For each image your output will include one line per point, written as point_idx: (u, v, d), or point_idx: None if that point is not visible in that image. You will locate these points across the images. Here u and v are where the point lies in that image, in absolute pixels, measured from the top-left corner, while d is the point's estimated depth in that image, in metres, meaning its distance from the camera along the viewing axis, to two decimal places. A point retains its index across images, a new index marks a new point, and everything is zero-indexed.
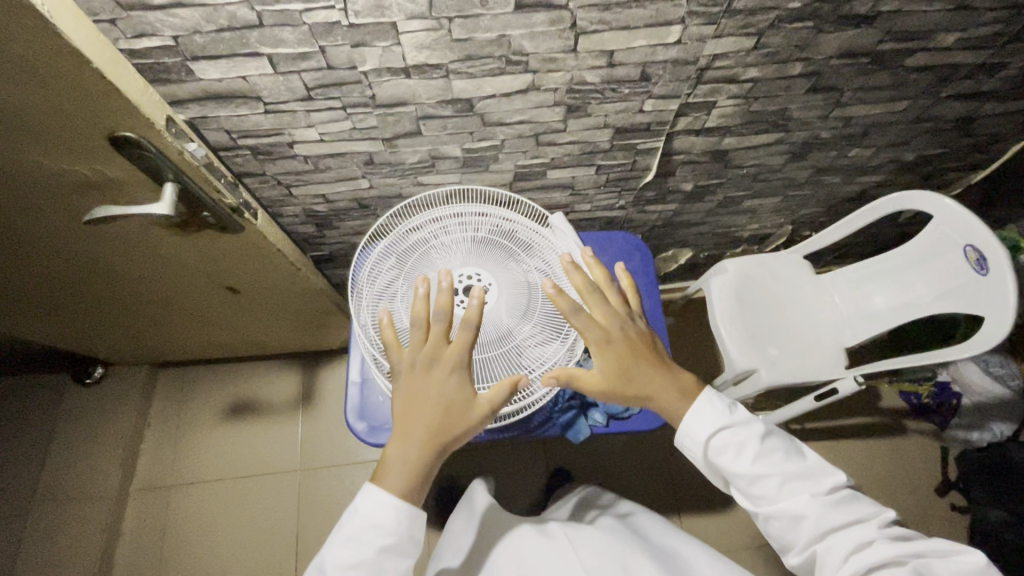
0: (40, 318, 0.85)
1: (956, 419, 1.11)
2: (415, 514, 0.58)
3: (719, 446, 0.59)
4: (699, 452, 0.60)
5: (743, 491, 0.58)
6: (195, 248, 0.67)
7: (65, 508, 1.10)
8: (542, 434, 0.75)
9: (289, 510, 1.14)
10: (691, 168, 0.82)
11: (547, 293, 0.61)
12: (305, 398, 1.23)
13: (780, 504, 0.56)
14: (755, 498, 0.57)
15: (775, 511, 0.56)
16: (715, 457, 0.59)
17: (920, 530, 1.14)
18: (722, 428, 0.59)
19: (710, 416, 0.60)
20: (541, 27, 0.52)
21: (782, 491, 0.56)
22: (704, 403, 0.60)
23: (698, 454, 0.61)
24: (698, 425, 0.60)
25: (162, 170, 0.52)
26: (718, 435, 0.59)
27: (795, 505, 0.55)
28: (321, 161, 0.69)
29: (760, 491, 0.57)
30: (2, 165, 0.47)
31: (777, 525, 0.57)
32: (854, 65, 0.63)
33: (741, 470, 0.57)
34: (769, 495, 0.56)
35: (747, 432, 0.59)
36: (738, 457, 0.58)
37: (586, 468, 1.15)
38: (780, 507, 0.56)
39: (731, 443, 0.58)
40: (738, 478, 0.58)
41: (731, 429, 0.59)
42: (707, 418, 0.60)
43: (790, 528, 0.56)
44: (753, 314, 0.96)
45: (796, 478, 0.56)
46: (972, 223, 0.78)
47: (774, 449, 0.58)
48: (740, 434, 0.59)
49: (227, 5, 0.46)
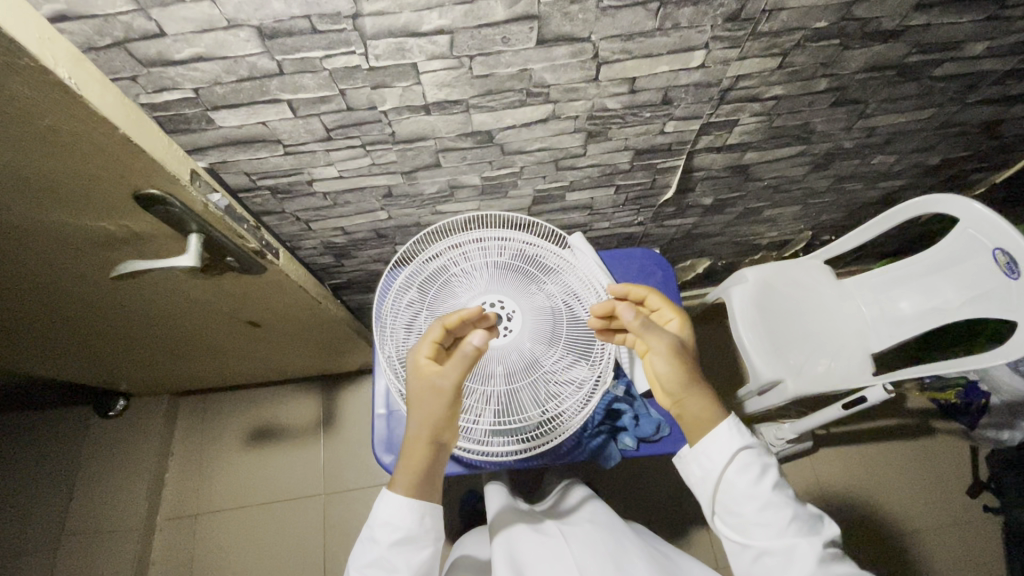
0: (63, 359, 0.84)
1: (986, 419, 1.07)
2: (426, 506, 0.56)
3: (742, 464, 0.56)
4: (717, 465, 0.57)
5: (746, 518, 0.55)
6: (218, 289, 0.67)
7: (92, 542, 1.10)
8: (573, 460, 0.73)
9: (314, 535, 1.13)
10: (711, 183, 0.81)
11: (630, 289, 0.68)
12: (326, 420, 1.23)
13: (786, 538, 0.53)
14: (756, 526, 0.55)
15: (776, 544, 0.53)
16: (732, 474, 0.57)
17: (949, 533, 1.12)
18: (749, 447, 0.57)
19: (741, 431, 0.58)
20: (562, 60, 0.51)
21: (791, 527, 0.54)
22: (734, 421, 0.58)
23: (715, 466, 0.57)
24: (726, 437, 0.57)
25: (187, 222, 0.51)
26: (743, 453, 0.57)
27: (797, 543, 0.53)
28: (340, 197, 0.69)
29: (769, 520, 0.54)
30: (32, 226, 0.47)
31: (772, 563, 0.54)
32: (880, 78, 0.62)
33: (757, 492, 0.55)
34: (774, 527, 0.54)
35: (768, 460, 0.58)
36: (760, 479, 0.55)
37: (610, 480, 1.14)
38: (785, 540, 0.53)
39: (754, 464, 0.56)
40: (749, 502, 0.55)
41: (756, 452, 0.57)
42: (735, 431, 0.57)
43: (785, 566, 0.53)
44: (777, 322, 0.93)
45: (804, 520, 0.55)
46: (999, 225, 0.75)
47: (786, 486, 0.57)
48: (763, 459, 0.57)
49: (247, 56, 0.45)
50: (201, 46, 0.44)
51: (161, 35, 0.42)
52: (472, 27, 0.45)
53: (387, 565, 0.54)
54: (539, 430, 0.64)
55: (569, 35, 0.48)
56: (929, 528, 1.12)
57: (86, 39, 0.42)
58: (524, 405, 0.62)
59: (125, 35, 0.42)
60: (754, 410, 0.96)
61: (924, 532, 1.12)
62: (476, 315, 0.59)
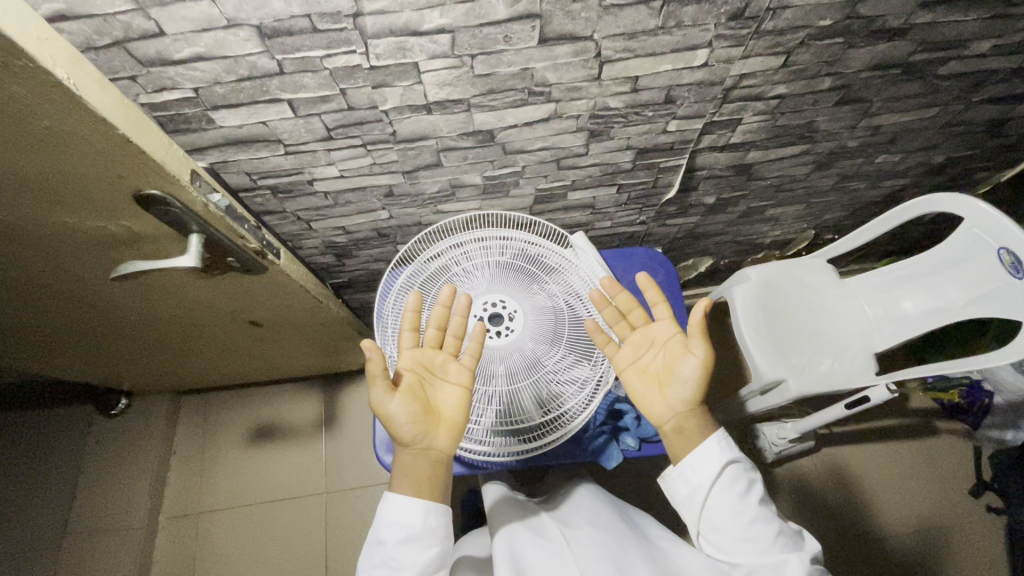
0: (65, 359, 0.84)
1: (989, 418, 1.07)
2: (429, 506, 0.55)
3: (728, 479, 0.56)
4: (704, 481, 0.57)
5: (735, 533, 0.55)
6: (218, 289, 0.66)
7: (94, 541, 1.11)
8: (575, 460, 0.73)
9: (316, 534, 1.14)
10: (714, 183, 0.80)
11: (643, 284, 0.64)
12: (328, 419, 1.23)
13: (773, 554, 0.53)
14: (745, 543, 0.55)
15: (765, 559, 0.53)
16: (719, 489, 0.56)
17: (952, 533, 1.11)
18: (737, 461, 0.58)
19: (728, 445, 0.58)
20: (565, 59, 0.50)
21: (778, 543, 0.54)
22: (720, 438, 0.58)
23: (703, 481, 0.57)
24: (713, 453, 0.57)
25: (187, 223, 0.51)
26: (731, 468, 0.57)
27: (784, 559, 0.53)
28: (341, 197, 0.69)
29: (758, 535, 0.54)
30: (33, 227, 0.47)
31: None
32: (884, 77, 0.62)
33: (745, 507, 0.55)
34: (762, 542, 0.54)
35: (754, 475, 0.58)
36: (748, 493, 0.56)
37: (611, 479, 1.14)
38: (773, 556, 0.53)
39: (742, 479, 0.57)
40: (737, 517, 0.55)
41: (743, 466, 0.58)
42: (723, 446, 0.57)
43: None
44: (780, 321, 0.93)
45: (788, 535, 0.55)
46: (1005, 225, 0.75)
47: (768, 502, 0.58)
48: (750, 473, 0.58)
49: (247, 56, 0.45)
50: (201, 46, 0.44)
51: (161, 34, 0.42)
52: (473, 26, 0.45)
53: (392, 564, 0.53)
54: (541, 430, 0.63)
55: (571, 33, 0.47)
56: (931, 529, 1.12)
57: (86, 39, 0.41)
58: (525, 405, 0.62)
59: (124, 34, 0.42)
60: (755, 409, 0.96)
61: (926, 531, 1.12)
62: (415, 302, 0.60)
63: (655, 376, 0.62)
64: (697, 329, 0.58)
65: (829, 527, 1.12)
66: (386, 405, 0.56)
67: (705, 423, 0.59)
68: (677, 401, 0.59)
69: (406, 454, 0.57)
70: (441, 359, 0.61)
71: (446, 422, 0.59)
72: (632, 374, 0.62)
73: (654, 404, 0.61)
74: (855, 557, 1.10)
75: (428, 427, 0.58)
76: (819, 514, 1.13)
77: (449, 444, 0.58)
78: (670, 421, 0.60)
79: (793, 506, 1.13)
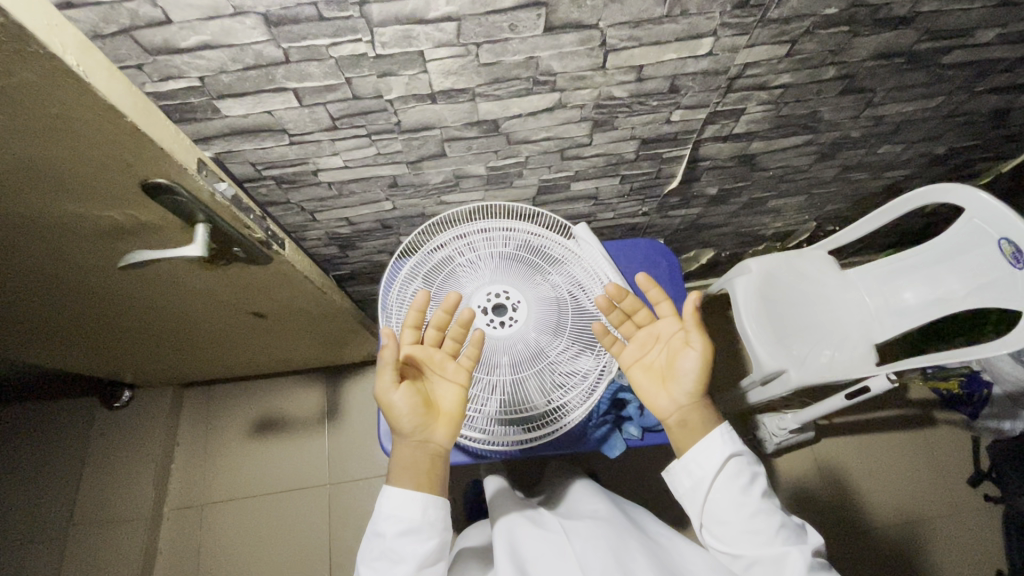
0: (70, 349, 0.85)
1: (987, 409, 1.07)
2: (425, 498, 0.56)
3: (732, 472, 0.57)
4: (708, 473, 0.57)
5: (738, 525, 0.56)
6: (224, 279, 0.67)
7: (99, 531, 1.11)
8: (577, 449, 0.74)
9: (320, 524, 1.15)
10: (716, 173, 0.81)
11: (641, 284, 0.64)
12: (330, 410, 1.24)
13: (774, 547, 0.54)
14: (747, 534, 0.55)
15: (766, 551, 0.54)
16: (722, 481, 0.57)
17: (950, 522, 1.13)
18: (740, 454, 0.58)
19: (732, 440, 0.58)
20: (570, 48, 0.50)
21: (779, 535, 0.54)
22: (722, 433, 0.59)
23: (706, 472, 0.58)
24: (716, 446, 0.58)
25: (193, 212, 0.51)
26: (735, 460, 0.58)
27: (786, 552, 0.53)
28: (345, 187, 0.69)
29: (760, 527, 0.55)
30: (42, 216, 0.47)
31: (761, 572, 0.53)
32: (888, 66, 0.62)
33: (748, 499, 0.56)
34: (764, 534, 0.54)
35: (757, 468, 0.59)
36: (751, 485, 0.57)
37: (613, 469, 1.15)
38: (774, 550, 0.53)
39: (744, 471, 0.57)
40: (739, 509, 0.56)
41: (747, 460, 0.58)
42: (727, 440, 0.58)
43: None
44: (783, 312, 0.93)
45: (791, 529, 0.55)
46: (1006, 215, 0.75)
47: (772, 496, 0.58)
48: (753, 467, 0.58)
49: (253, 44, 0.45)
50: (207, 34, 0.44)
51: (167, 22, 0.42)
52: (480, 13, 0.45)
53: (393, 557, 0.54)
54: (542, 420, 0.64)
55: (578, 21, 0.47)
56: (928, 518, 1.13)
57: (92, 27, 0.41)
58: (530, 394, 0.63)
59: (131, 22, 0.42)
60: (755, 400, 0.96)
61: (924, 522, 1.13)
62: (423, 301, 0.60)
63: (658, 371, 0.63)
64: (692, 321, 0.59)
65: (828, 521, 1.13)
66: (389, 395, 0.56)
67: (708, 415, 0.60)
68: (680, 394, 0.60)
69: (406, 447, 0.58)
70: (440, 357, 0.62)
71: (445, 417, 0.60)
72: (638, 370, 0.64)
73: (657, 399, 0.62)
74: (855, 549, 1.11)
75: (428, 420, 0.58)
76: (817, 507, 1.14)
77: (448, 438, 0.59)
78: (673, 415, 0.61)
79: (793, 497, 1.14)
